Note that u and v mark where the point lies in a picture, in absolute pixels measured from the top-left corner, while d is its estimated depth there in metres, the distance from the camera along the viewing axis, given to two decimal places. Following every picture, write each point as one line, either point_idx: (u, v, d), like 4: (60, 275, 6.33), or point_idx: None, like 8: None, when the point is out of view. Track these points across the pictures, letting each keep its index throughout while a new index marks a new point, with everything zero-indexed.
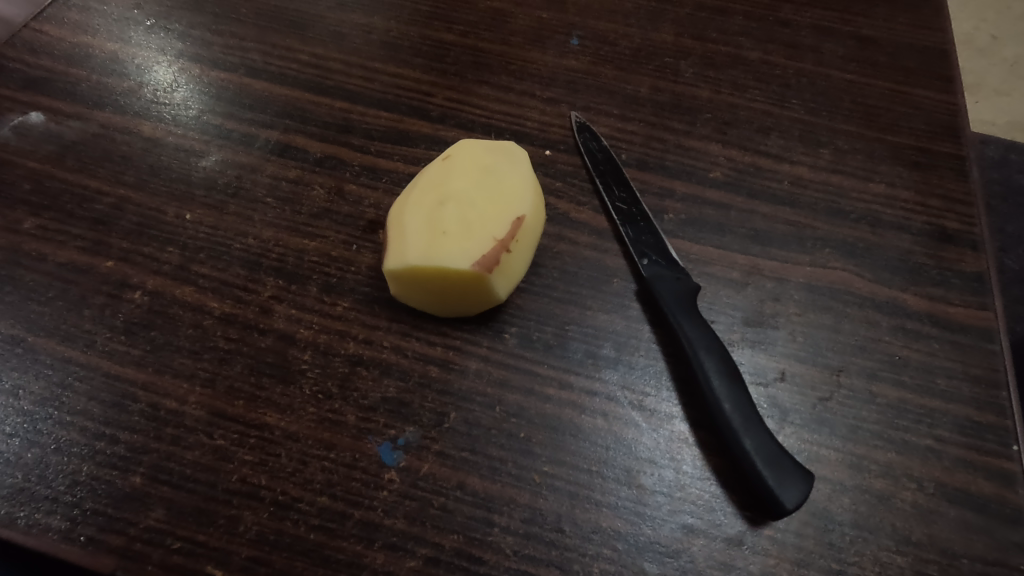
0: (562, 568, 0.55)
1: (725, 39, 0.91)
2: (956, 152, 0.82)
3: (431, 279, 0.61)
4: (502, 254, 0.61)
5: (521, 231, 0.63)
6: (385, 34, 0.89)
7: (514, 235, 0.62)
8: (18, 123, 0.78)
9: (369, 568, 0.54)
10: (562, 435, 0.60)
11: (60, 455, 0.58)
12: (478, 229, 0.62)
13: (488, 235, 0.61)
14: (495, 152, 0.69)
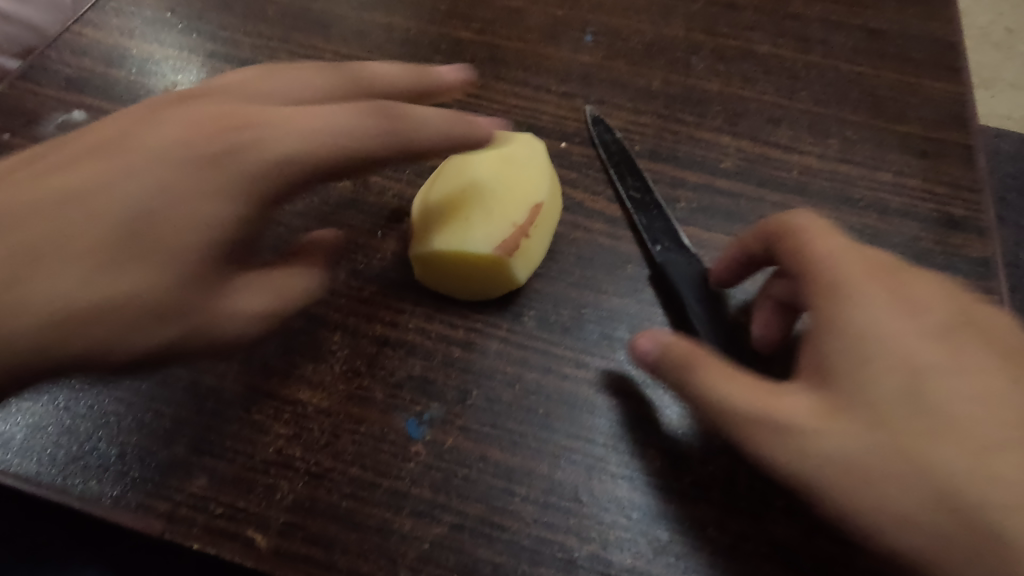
0: (580, 534, 0.58)
1: (735, 33, 0.94)
2: (963, 141, 0.84)
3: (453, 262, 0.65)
4: (522, 239, 0.65)
5: (539, 217, 0.66)
6: (405, 33, 0.92)
7: (532, 221, 0.66)
8: (61, 121, 0.83)
9: (398, 533, 0.57)
10: (579, 411, 0.63)
11: (110, 428, 0.62)
12: (498, 214, 0.65)
13: (508, 220, 0.65)
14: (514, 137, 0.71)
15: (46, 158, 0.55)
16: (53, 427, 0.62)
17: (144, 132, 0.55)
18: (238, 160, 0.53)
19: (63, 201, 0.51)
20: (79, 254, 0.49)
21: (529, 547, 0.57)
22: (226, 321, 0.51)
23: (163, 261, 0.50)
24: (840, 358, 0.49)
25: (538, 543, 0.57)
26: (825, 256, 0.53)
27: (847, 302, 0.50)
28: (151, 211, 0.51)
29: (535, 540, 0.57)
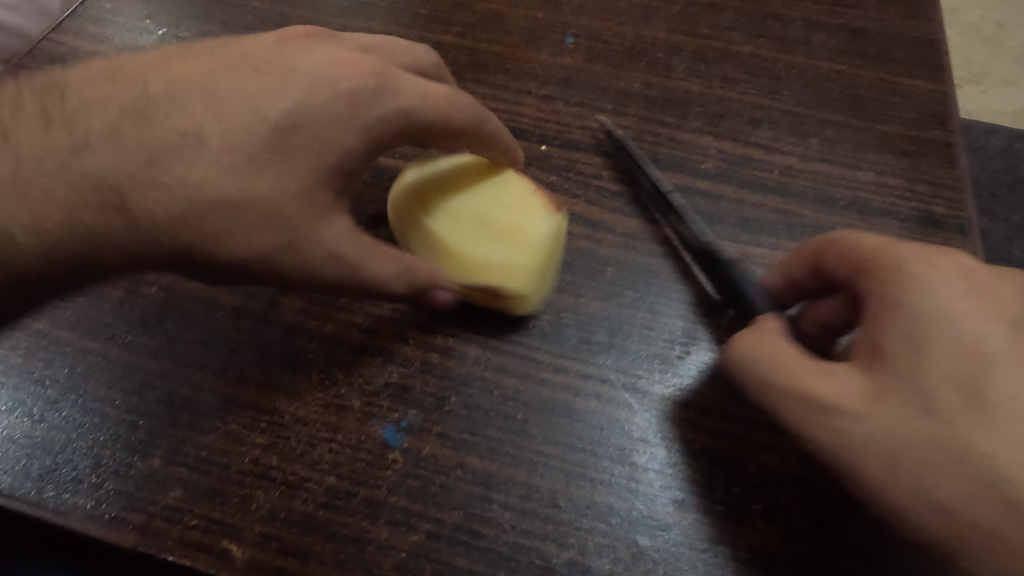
0: (558, 541, 0.57)
1: (716, 34, 0.93)
2: (944, 140, 0.84)
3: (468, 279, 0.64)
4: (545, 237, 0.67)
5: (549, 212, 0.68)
6: (386, 37, 0.92)
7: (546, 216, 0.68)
8: None
9: (374, 542, 0.57)
10: (557, 417, 0.63)
11: (84, 440, 0.62)
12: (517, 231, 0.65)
13: (529, 237, 0.65)
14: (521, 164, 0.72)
15: (147, 64, 0.59)
16: (27, 440, 0.62)
17: (255, 56, 0.59)
18: (336, 98, 0.58)
19: (177, 102, 0.56)
20: (211, 158, 0.54)
21: (507, 555, 0.57)
22: (316, 249, 0.56)
23: (259, 181, 0.54)
24: (896, 353, 0.49)
25: (516, 551, 0.57)
26: (897, 253, 0.53)
27: (908, 288, 0.50)
28: (256, 124, 0.55)
29: (512, 547, 0.57)
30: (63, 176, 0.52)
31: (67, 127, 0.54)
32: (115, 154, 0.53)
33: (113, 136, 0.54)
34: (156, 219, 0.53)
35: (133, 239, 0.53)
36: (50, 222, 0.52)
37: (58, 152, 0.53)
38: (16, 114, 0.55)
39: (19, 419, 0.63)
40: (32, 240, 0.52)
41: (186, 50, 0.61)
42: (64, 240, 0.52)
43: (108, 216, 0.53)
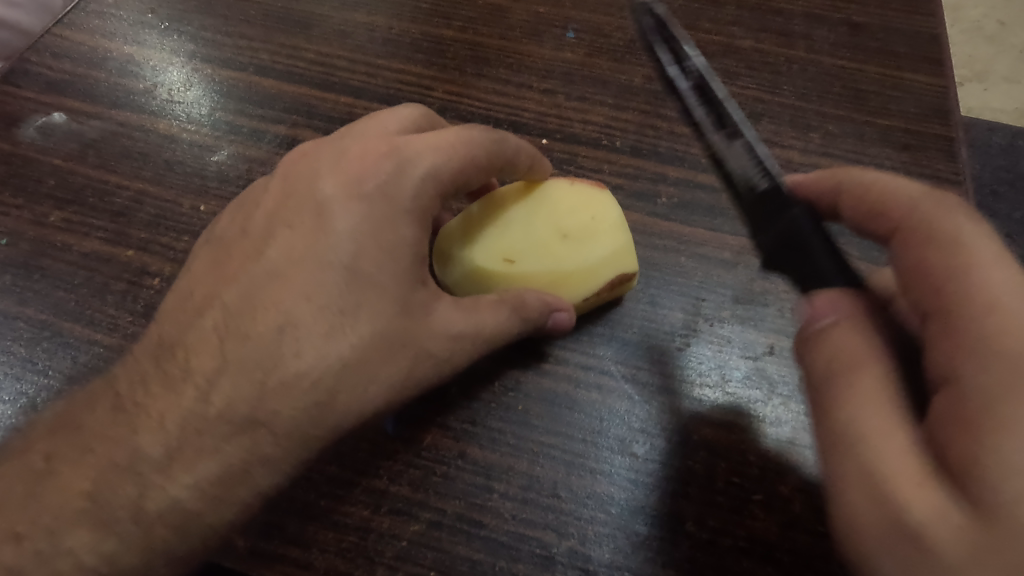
0: (558, 530, 0.58)
1: (717, 29, 0.94)
2: (946, 134, 0.84)
3: (572, 288, 0.64)
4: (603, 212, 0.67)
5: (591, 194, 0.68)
6: (388, 32, 0.92)
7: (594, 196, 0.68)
8: (41, 123, 0.83)
9: (376, 531, 0.57)
10: (558, 407, 0.63)
11: None
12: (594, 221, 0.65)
13: (607, 223, 0.65)
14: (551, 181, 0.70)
15: (192, 291, 0.53)
16: None
17: (289, 210, 0.55)
18: (374, 195, 0.54)
19: (250, 301, 0.51)
20: (316, 329, 0.50)
21: (507, 544, 0.57)
22: (434, 339, 0.54)
23: (365, 306, 0.51)
24: (1018, 434, 0.34)
25: (516, 539, 0.57)
26: (981, 289, 0.39)
27: (1002, 330, 0.37)
28: (335, 264, 0.52)
29: (513, 536, 0.57)
30: (193, 430, 0.48)
31: (170, 385, 0.49)
32: (236, 384, 0.49)
33: (224, 381, 0.49)
34: (300, 390, 0.49)
35: (286, 432, 0.49)
36: (207, 472, 0.48)
37: (197, 420, 0.48)
38: (118, 418, 0.49)
39: (24, 409, 0.63)
40: (200, 504, 0.48)
41: (216, 251, 0.55)
42: (222, 486, 0.48)
43: (254, 438, 0.48)
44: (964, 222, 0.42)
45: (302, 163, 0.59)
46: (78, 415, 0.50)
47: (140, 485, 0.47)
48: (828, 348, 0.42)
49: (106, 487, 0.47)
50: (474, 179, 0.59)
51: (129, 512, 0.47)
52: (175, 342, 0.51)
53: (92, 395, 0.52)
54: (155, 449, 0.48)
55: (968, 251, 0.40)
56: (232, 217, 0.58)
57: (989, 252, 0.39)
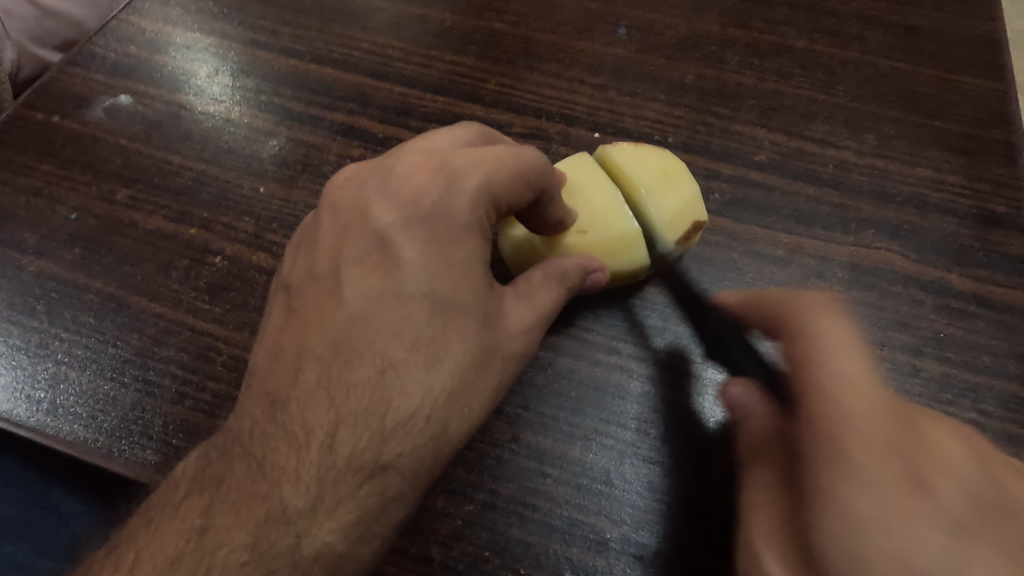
0: (611, 516, 0.58)
1: (770, 29, 0.93)
2: (1005, 138, 0.83)
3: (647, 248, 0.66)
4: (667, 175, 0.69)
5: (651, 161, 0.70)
6: (440, 24, 0.94)
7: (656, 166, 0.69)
8: (108, 105, 0.85)
9: (431, 510, 0.58)
10: (609, 396, 0.63)
11: (153, 399, 0.64)
12: (651, 192, 0.67)
13: (675, 189, 0.68)
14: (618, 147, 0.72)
15: (279, 344, 0.51)
16: (101, 396, 0.64)
17: (352, 248, 0.53)
18: (433, 218, 0.52)
19: (341, 347, 0.49)
20: (414, 363, 0.49)
21: (561, 527, 0.58)
22: (512, 341, 0.53)
23: (453, 329, 0.50)
24: (845, 491, 0.42)
25: (569, 525, 0.58)
26: (830, 374, 0.45)
27: (842, 408, 0.43)
28: (414, 295, 0.50)
29: (567, 521, 0.58)
30: (328, 478, 0.47)
31: (295, 445, 0.47)
32: (356, 435, 0.47)
33: (342, 435, 0.47)
34: (416, 427, 0.49)
35: (413, 468, 0.49)
36: (349, 515, 0.47)
37: (330, 472, 0.47)
38: (256, 473, 0.47)
39: (92, 376, 0.65)
40: (347, 544, 0.47)
41: (288, 298, 0.53)
42: (364, 526, 0.48)
43: (386, 480, 0.48)
44: (824, 321, 0.47)
45: (348, 192, 0.56)
46: (213, 471, 0.48)
47: (292, 535, 0.46)
48: (751, 429, 0.51)
49: (264, 538, 0.45)
50: (526, 195, 0.56)
51: (287, 559, 0.45)
52: (281, 397, 0.49)
53: (222, 450, 0.49)
54: (299, 500, 0.46)
55: (834, 349, 0.45)
56: (294, 259, 0.55)
57: (845, 342, 0.45)
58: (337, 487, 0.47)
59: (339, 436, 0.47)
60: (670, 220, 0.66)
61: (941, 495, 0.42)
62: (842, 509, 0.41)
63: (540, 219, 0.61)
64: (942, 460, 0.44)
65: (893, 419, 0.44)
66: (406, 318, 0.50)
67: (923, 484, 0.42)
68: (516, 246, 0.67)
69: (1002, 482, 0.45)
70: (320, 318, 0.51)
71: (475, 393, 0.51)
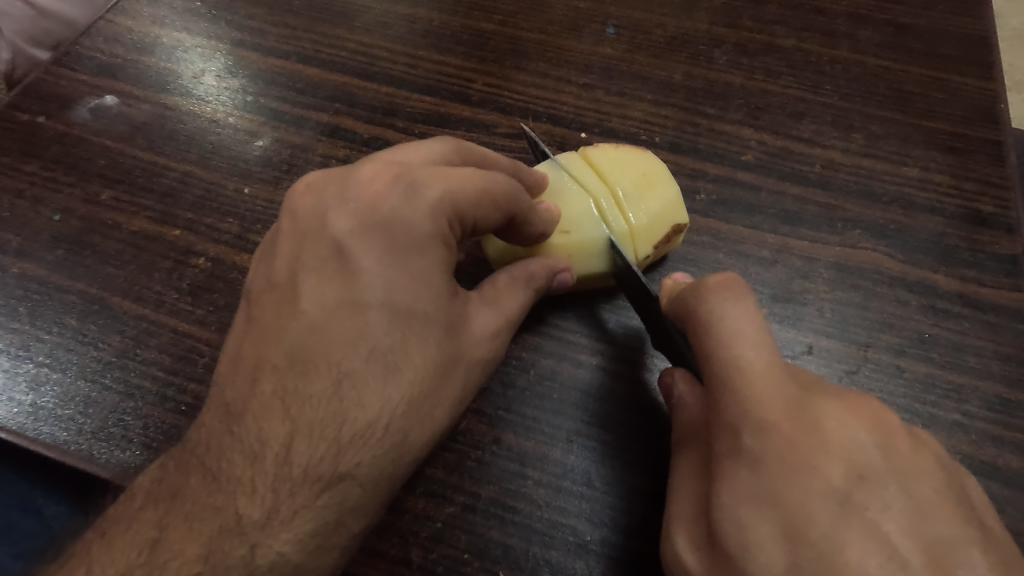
0: (590, 519, 0.58)
1: (759, 27, 0.93)
2: (993, 138, 0.82)
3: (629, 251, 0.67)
4: (651, 176, 0.69)
5: (638, 162, 0.70)
6: (428, 23, 0.93)
7: (642, 166, 0.70)
8: (93, 105, 0.85)
9: (411, 511, 0.58)
10: (591, 398, 0.63)
11: (134, 401, 0.64)
12: (630, 197, 0.68)
13: (660, 191, 0.68)
14: (603, 146, 0.72)
15: (239, 355, 0.50)
16: (81, 398, 0.64)
17: (310, 255, 0.51)
18: (392, 227, 0.51)
19: (299, 358, 0.48)
20: (372, 374, 0.49)
21: (541, 530, 0.57)
22: (475, 348, 0.54)
23: (413, 339, 0.50)
24: (733, 470, 0.43)
25: (549, 526, 0.57)
26: (721, 356, 0.45)
27: (732, 390, 0.44)
28: (372, 305, 0.49)
29: (547, 523, 0.58)
30: (284, 489, 0.47)
31: (251, 457, 0.47)
32: (312, 447, 0.47)
33: (297, 446, 0.47)
34: (375, 436, 0.48)
35: (372, 479, 0.49)
36: (305, 526, 0.47)
37: (287, 483, 0.47)
38: (211, 485, 0.47)
39: (73, 378, 0.65)
40: (305, 556, 0.47)
41: (247, 307, 0.52)
42: (322, 536, 0.48)
43: (344, 491, 0.48)
44: (717, 301, 0.46)
45: (307, 198, 0.54)
46: (170, 482, 0.48)
47: (246, 545, 0.46)
48: (679, 420, 0.51)
49: (218, 549, 0.45)
50: (493, 215, 0.55)
51: (241, 569, 0.45)
52: (237, 408, 0.48)
53: (179, 461, 0.49)
54: (254, 511, 0.46)
55: (724, 329, 0.45)
56: (254, 266, 0.54)
57: (737, 323, 0.45)
58: (295, 495, 0.47)
59: (295, 444, 0.47)
60: (649, 224, 0.67)
61: (825, 470, 0.42)
62: (725, 483, 0.43)
63: (519, 234, 0.60)
64: (836, 436, 0.43)
65: (784, 397, 0.44)
66: (363, 330, 0.49)
67: (810, 461, 0.42)
68: (501, 251, 0.67)
69: (900, 456, 0.44)
70: (277, 329, 0.50)
71: (435, 404, 0.51)
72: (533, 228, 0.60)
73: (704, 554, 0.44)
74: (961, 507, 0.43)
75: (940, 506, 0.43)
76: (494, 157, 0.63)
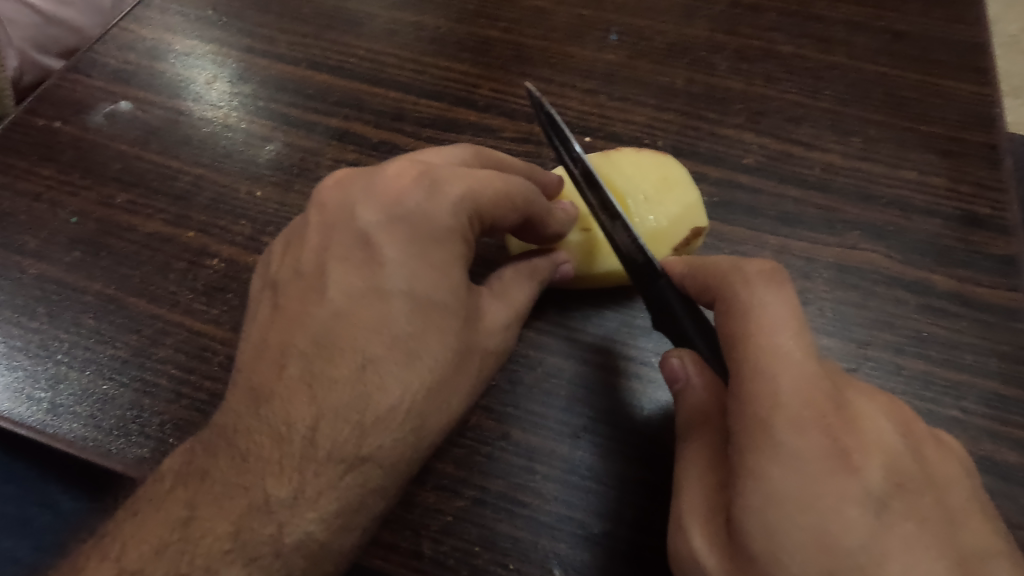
0: (598, 513, 0.59)
1: (759, 34, 0.95)
2: (988, 141, 0.84)
3: (649, 253, 0.68)
4: (671, 182, 0.71)
5: (659, 168, 0.72)
6: (434, 31, 0.95)
7: (663, 171, 0.72)
8: (108, 111, 0.87)
9: (422, 505, 0.59)
10: (597, 395, 0.64)
11: (150, 398, 0.65)
12: (651, 200, 0.70)
13: (680, 195, 0.70)
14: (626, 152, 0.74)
15: (266, 341, 0.52)
16: (99, 395, 0.66)
17: (336, 246, 0.53)
18: (415, 219, 0.53)
19: (324, 343, 0.50)
20: (393, 360, 0.50)
21: (549, 523, 0.59)
22: (490, 338, 0.55)
23: (433, 327, 0.51)
24: (768, 467, 0.42)
25: (558, 519, 0.59)
26: (764, 351, 0.44)
27: (772, 382, 0.43)
28: (396, 293, 0.51)
29: (555, 516, 0.59)
30: (309, 470, 0.48)
31: (278, 438, 0.48)
32: (336, 429, 0.49)
33: (322, 429, 0.49)
34: (396, 421, 0.50)
35: (392, 461, 0.50)
36: (330, 506, 0.48)
37: (312, 462, 0.48)
38: (238, 466, 0.49)
39: (91, 375, 0.67)
40: (330, 534, 0.49)
41: (274, 296, 0.54)
42: (346, 516, 0.49)
43: (367, 472, 0.49)
44: (764, 292, 0.46)
45: (335, 193, 0.56)
46: (198, 464, 0.50)
47: (274, 523, 0.47)
48: (688, 404, 0.51)
49: (246, 527, 0.47)
50: (510, 215, 0.57)
51: (270, 546, 0.47)
52: (264, 392, 0.50)
53: (205, 444, 0.51)
54: (282, 490, 0.48)
55: (766, 322, 0.45)
56: (281, 258, 0.56)
57: (777, 316, 0.45)
58: (320, 476, 0.48)
59: (320, 426, 0.49)
60: (669, 227, 0.69)
61: (864, 471, 0.42)
62: (758, 483, 0.42)
63: (536, 233, 0.62)
64: (871, 440, 0.44)
65: (818, 394, 0.43)
66: (386, 317, 0.51)
67: (848, 464, 0.42)
68: (521, 249, 0.68)
69: (926, 460, 0.46)
70: (305, 315, 0.51)
71: (454, 392, 0.52)
72: (550, 228, 0.62)
73: (721, 551, 0.45)
74: (977, 512, 0.46)
75: (964, 513, 0.45)
76: (513, 160, 0.66)
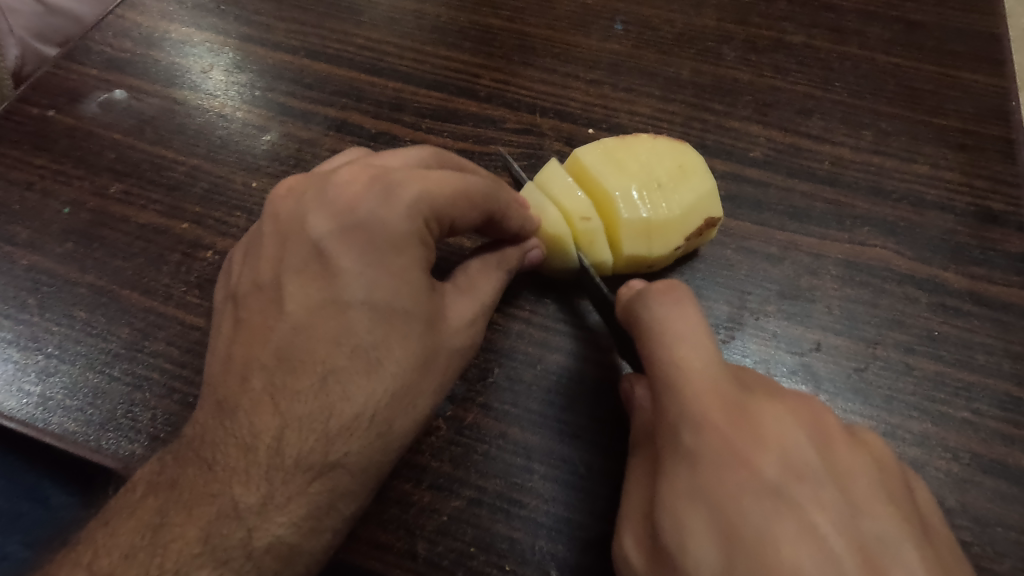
0: (596, 514, 0.57)
1: (768, 24, 0.92)
2: (1004, 135, 0.82)
3: (660, 241, 0.66)
4: (688, 172, 0.69)
5: (676, 156, 0.70)
6: (435, 19, 0.93)
7: (680, 161, 0.70)
8: (103, 100, 0.85)
9: (417, 505, 0.58)
10: (597, 393, 0.63)
11: (142, 392, 0.64)
12: (664, 188, 0.67)
13: (694, 185, 0.68)
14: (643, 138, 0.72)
15: (229, 355, 0.51)
16: (90, 390, 0.64)
17: (291, 258, 0.52)
18: (368, 228, 0.51)
19: (285, 357, 0.49)
20: (356, 369, 0.49)
21: (548, 524, 0.57)
22: (455, 337, 0.54)
23: (394, 334, 0.50)
24: (676, 470, 0.43)
25: (556, 521, 0.57)
26: (662, 357, 0.47)
27: (674, 383, 0.46)
28: (353, 304, 0.50)
29: (553, 517, 0.58)
30: (277, 479, 0.47)
31: (244, 448, 0.48)
32: (303, 437, 0.48)
33: (288, 438, 0.48)
34: (362, 428, 0.49)
35: (361, 466, 0.49)
36: (299, 510, 0.48)
37: (280, 472, 0.47)
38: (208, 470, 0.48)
39: (82, 369, 0.66)
40: (300, 537, 0.48)
41: (235, 309, 0.53)
42: (316, 519, 0.48)
43: (335, 478, 0.49)
44: (660, 303, 0.49)
45: (289, 202, 0.55)
46: (169, 474, 0.49)
47: (244, 529, 0.46)
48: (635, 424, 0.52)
49: (216, 532, 0.46)
50: (469, 213, 0.55)
51: (239, 550, 0.46)
52: (230, 404, 0.49)
53: (176, 453, 0.50)
54: (249, 497, 0.47)
55: (664, 327, 0.48)
56: (240, 269, 0.55)
57: (676, 325, 0.47)
58: (290, 489, 0.47)
59: (284, 438, 0.48)
60: (681, 216, 0.67)
61: (762, 464, 0.43)
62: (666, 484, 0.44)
63: (501, 231, 0.60)
64: (777, 435, 0.44)
65: (715, 398, 0.45)
66: (344, 330, 0.49)
67: (745, 458, 0.43)
68: None
69: (843, 454, 0.45)
70: (263, 329, 0.50)
71: (417, 397, 0.51)
72: (512, 223, 0.60)
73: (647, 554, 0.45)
74: (901, 505, 0.44)
75: (878, 502, 0.43)
76: (467, 163, 0.65)
